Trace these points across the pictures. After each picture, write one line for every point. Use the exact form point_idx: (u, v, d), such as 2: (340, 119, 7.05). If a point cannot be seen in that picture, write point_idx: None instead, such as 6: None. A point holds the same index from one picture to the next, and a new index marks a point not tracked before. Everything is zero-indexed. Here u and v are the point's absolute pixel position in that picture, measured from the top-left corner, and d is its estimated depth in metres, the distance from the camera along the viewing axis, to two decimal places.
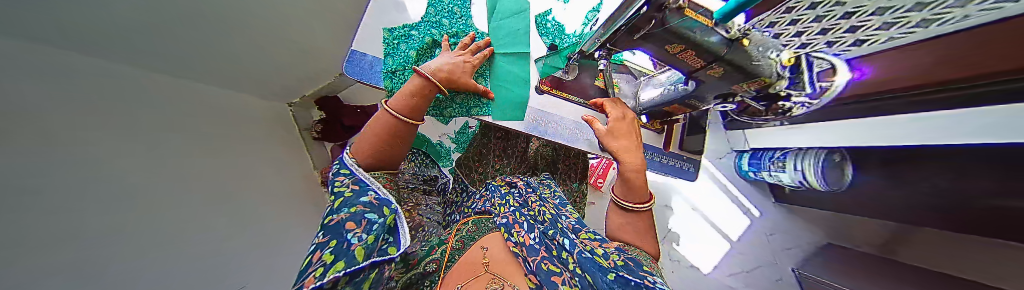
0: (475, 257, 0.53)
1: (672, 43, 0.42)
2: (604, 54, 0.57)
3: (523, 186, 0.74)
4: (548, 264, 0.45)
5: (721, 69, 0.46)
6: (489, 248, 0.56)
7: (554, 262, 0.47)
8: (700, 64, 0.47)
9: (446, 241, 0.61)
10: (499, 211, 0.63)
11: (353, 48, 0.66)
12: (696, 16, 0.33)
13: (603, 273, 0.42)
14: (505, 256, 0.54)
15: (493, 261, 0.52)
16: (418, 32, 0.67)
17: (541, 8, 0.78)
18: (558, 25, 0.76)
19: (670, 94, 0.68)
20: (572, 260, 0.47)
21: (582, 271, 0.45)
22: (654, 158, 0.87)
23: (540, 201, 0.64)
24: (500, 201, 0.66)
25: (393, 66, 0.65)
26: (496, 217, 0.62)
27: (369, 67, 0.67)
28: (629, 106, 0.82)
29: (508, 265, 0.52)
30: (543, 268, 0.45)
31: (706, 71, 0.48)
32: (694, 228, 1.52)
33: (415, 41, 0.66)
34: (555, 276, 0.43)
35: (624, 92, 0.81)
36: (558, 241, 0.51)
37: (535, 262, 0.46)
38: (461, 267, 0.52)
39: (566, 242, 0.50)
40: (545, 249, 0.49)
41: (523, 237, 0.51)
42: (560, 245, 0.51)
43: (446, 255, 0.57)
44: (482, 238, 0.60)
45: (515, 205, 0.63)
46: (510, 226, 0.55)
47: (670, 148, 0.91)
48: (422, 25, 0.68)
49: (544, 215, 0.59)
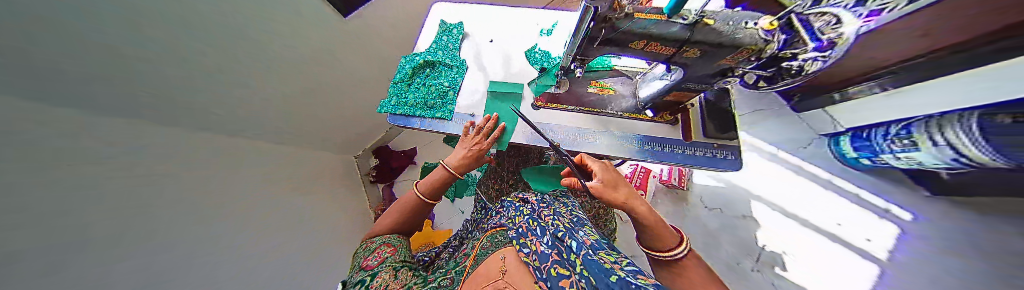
0: (492, 266, 0.44)
1: (631, 45, 0.35)
2: (579, 64, 0.46)
3: (536, 201, 0.66)
4: (556, 267, 0.36)
5: (694, 54, 0.34)
6: (509, 258, 0.45)
7: (563, 266, 0.37)
8: (667, 52, 0.35)
9: (467, 256, 0.55)
10: (514, 223, 0.56)
11: (393, 116, 0.60)
12: (647, 16, 0.30)
13: (605, 275, 0.31)
14: (520, 268, 0.41)
15: (510, 270, 0.41)
16: (422, 55, 0.65)
17: (525, 44, 0.69)
18: (545, 52, 0.65)
19: (652, 93, 0.50)
20: (580, 263, 0.38)
21: (587, 274, 0.34)
22: (675, 151, 0.50)
23: (554, 215, 0.58)
24: (514, 214, 0.61)
25: (398, 104, 0.60)
26: (511, 229, 0.54)
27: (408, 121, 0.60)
28: (630, 105, 0.55)
29: (520, 276, 0.39)
30: (551, 272, 0.35)
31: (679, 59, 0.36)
32: (800, 242, 1.09)
33: (411, 63, 0.63)
34: (564, 280, 0.32)
35: (618, 93, 0.56)
36: (568, 244, 0.44)
37: (545, 267, 0.37)
38: (477, 278, 0.43)
39: (574, 244, 0.43)
40: (555, 253, 0.41)
41: (535, 243, 0.45)
42: (569, 248, 0.43)
43: (470, 260, 0.51)
44: (497, 251, 0.49)
45: (529, 215, 0.59)
46: (523, 235, 0.49)
47: None
48: (426, 52, 0.66)
49: (553, 225, 0.52)
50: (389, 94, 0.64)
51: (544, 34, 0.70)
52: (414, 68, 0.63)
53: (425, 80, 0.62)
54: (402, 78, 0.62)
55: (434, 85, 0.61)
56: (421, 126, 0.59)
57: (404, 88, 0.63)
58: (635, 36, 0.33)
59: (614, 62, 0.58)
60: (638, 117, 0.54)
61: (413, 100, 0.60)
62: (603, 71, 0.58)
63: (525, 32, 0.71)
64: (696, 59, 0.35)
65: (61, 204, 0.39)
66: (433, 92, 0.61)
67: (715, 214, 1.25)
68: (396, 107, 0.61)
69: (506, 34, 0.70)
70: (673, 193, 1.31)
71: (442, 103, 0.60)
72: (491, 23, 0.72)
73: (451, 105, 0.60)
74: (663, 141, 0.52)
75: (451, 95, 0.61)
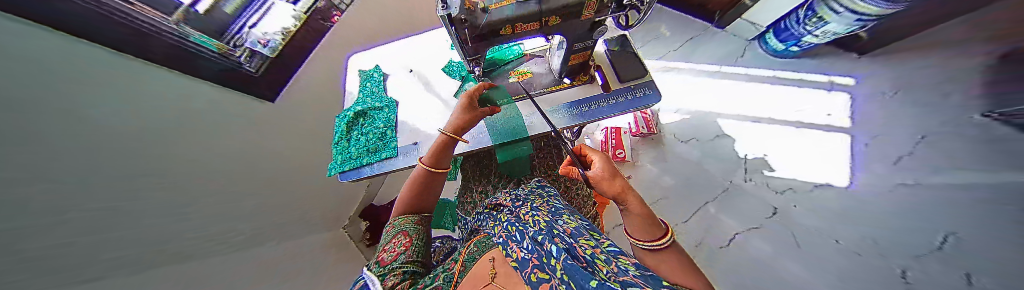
0: (480, 269, 0.42)
1: (500, 32, 0.39)
2: (477, 64, 0.49)
3: (510, 203, 0.57)
4: (537, 271, 0.31)
5: (555, 21, 0.38)
6: (499, 257, 0.43)
7: (544, 272, 0.31)
8: (537, 26, 0.39)
9: (454, 261, 0.47)
10: (496, 228, 0.50)
11: (342, 176, 0.61)
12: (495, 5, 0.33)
13: (587, 279, 0.23)
14: (508, 279, 0.38)
15: (501, 278, 0.39)
16: (351, 108, 0.67)
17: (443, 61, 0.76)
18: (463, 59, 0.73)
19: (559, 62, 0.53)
20: (560, 267, 0.29)
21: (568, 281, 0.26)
22: (601, 105, 0.53)
23: (534, 209, 0.50)
24: (494, 220, 0.55)
25: (343, 160, 0.61)
26: (494, 234, 0.49)
27: (359, 173, 0.61)
28: (549, 79, 0.58)
29: (510, 286, 0.36)
30: (532, 279, 0.31)
31: (548, 29, 0.40)
32: (774, 141, 1.15)
33: (343, 118, 0.65)
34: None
35: (535, 73, 0.59)
36: (549, 247, 0.35)
37: (527, 273, 0.33)
38: (469, 280, 0.40)
39: (554, 247, 0.34)
40: (535, 256, 0.35)
41: (516, 251, 0.38)
42: (548, 252, 0.34)
43: (458, 266, 0.44)
44: (486, 252, 0.47)
45: (508, 217, 0.52)
46: (505, 240, 0.42)
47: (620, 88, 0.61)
48: (355, 103, 0.69)
49: (535, 218, 0.46)
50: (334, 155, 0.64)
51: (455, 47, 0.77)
52: (348, 123, 0.65)
53: (361, 128, 0.64)
54: (339, 135, 0.64)
55: (371, 129, 0.64)
56: (372, 173, 0.60)
57: (344, 144, 0.63)
58: (501, 23, 0.36)
59: (520, 46, 0.62)
60: (559, 87, 0.57)
61: (357, 151, 0.62)
62: (517, 58, 0.61)
63: (439, 51, 0.78)
64: (560, 25, 0.39)
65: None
66: (371, 136, 0.63)
67: (693, 145, 1.29)
68: (344, 164, 0.61)
69: (424, 60, 0.77)
70: (649, 141, 1.35)
71: (384, 142, 0.62)
72: (405, 56, 0.78)
73: (394, 141, 0.62)
74: (588, 100, 0.55)
75: (390, 132, 0.63)
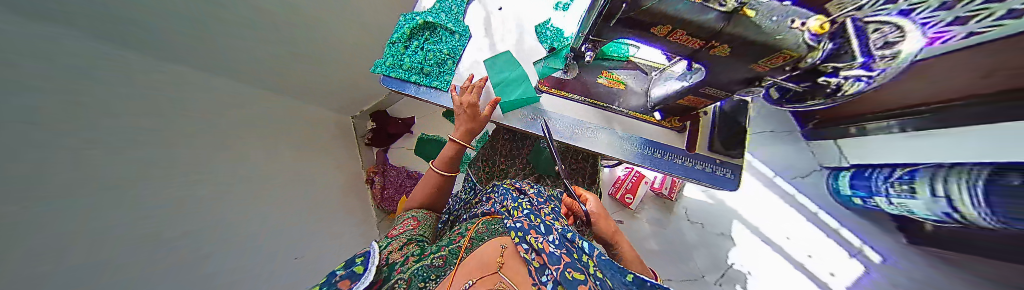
0: (489, 254, 0.45)
1: (652, 26, 0.29)
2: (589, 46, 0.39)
3: (533, 195, 0.63)
4: (571, 271, 0.39)
5: (725, 47, 0.29)
6: (509, 247, 0.48)
7: (577, 269, 0.40)
8: (695, 44, 0.30)
9: (462, 235, 0.54)
10: (513, 215, 0.56)
11: (382, 77, 0.59)
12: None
13: (622, 275, 0.40)
14: (520, 270, 0.44)
15: (507, 262, 0.44)
16: (421, 17, 0.63)
17: (539, 19, 0.72)
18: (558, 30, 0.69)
19: (673, 91, 0.44)
20: (593, 264, 0.42)
21: (601, 275, 0.40)
22: (668, 158, 0.49)
23: (554, 214, 0.57)
24: (512, 204, 0.60)
25: (393, 62, 0.59)
26: (509, 220, 0.54)
27: (399, 85, 0.59)
28: (638, 102, 0.51)
29: (520, 275, 0.42)
30: (565, 277, 0.38)
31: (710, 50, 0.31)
32: (771, 267, 1.13)
33: (410, 23, 0.62)
34: (582, 286, 0.36)
35: (629, 88, 0.52)
36: (578, 244, 0.46)
37: (556, 270, 0.40)
38: (474, 262, 0.43)
39: (587, 245, 0.45)
40: (565, 253, 0.43)
41: (542, 243, 0.45)
42: (581, 249, 0.45)
43: (466, 243, 0.50)
44: (495, 238, 0.50)
45: (529, 208, 0.57)
46: (525, 230, 0.49)
47: (700, 149, 0.50)
48: (426, 14, 0.64)
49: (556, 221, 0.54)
50: (385, 54, 0.62)
51: (560, 9, 0.72)
52: (412, 30, 0.62)
53: (425, 45, 0.62)
54: (399, 37, 0.61)
55: (433, 51, 0.61)
56: (416, 94, 0.59)
57: (401, 49, 0.61)
58: (662, 19, 0.27)
59: (635, 47, 0.54)
60: (645, 119, 0.52)
61: (409, 62, 0.59)
62: (619, 61, 0.54)
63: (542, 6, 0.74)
64: (722, 57, 0.31)
65: (129, 146, 0.34)
66: (431, 58, 0.61)
67: (695, 228, 1.26)
68: (391, 68, 0.59)
69: (523, 8, 0.72)
70: (660, 201, 1.32)
71: (440, 72, 0.60)
72: None
73: (450, 76, 0.61)
74: (665, 149, 0.50)
75: (451, 63, 0.62)
